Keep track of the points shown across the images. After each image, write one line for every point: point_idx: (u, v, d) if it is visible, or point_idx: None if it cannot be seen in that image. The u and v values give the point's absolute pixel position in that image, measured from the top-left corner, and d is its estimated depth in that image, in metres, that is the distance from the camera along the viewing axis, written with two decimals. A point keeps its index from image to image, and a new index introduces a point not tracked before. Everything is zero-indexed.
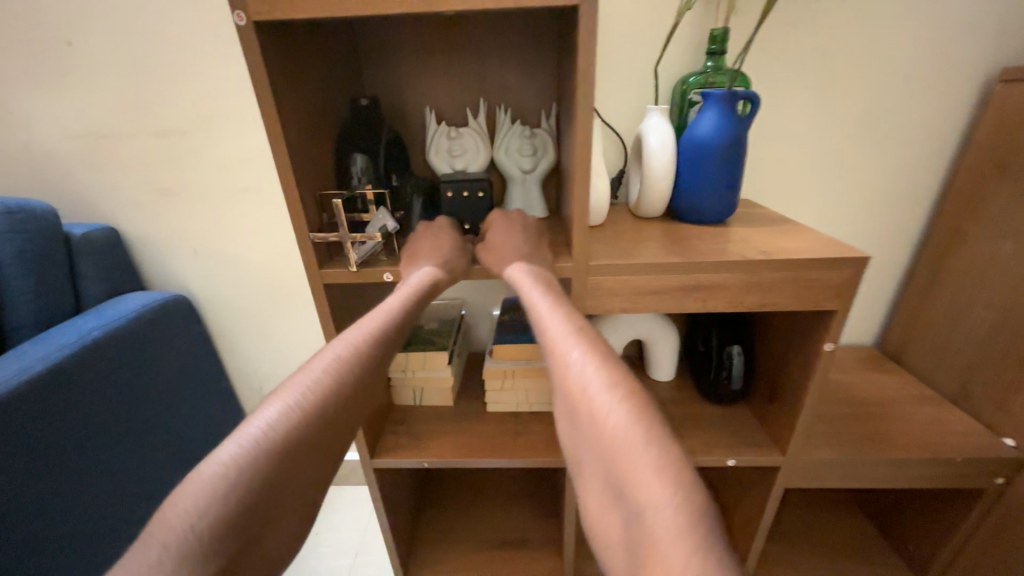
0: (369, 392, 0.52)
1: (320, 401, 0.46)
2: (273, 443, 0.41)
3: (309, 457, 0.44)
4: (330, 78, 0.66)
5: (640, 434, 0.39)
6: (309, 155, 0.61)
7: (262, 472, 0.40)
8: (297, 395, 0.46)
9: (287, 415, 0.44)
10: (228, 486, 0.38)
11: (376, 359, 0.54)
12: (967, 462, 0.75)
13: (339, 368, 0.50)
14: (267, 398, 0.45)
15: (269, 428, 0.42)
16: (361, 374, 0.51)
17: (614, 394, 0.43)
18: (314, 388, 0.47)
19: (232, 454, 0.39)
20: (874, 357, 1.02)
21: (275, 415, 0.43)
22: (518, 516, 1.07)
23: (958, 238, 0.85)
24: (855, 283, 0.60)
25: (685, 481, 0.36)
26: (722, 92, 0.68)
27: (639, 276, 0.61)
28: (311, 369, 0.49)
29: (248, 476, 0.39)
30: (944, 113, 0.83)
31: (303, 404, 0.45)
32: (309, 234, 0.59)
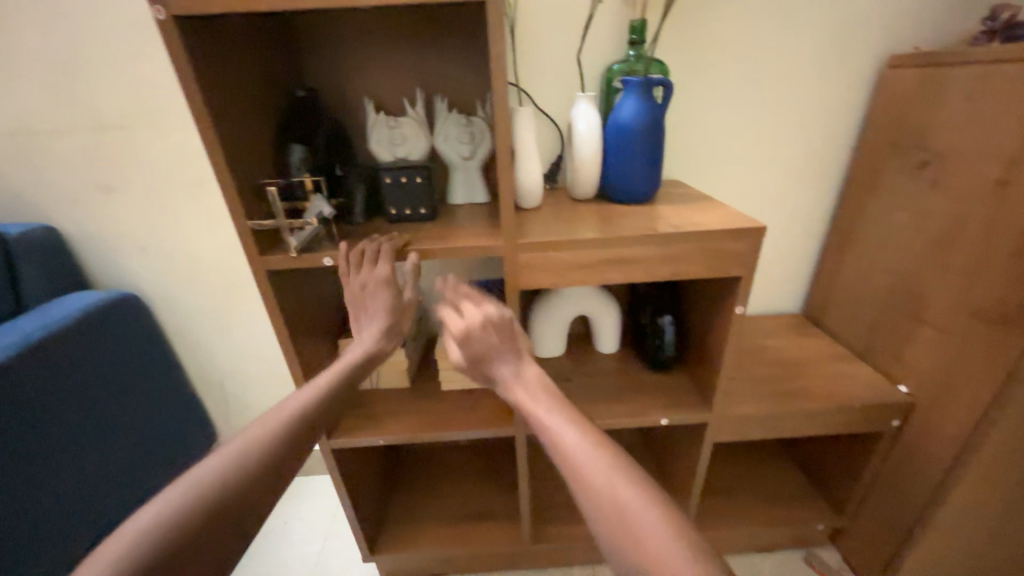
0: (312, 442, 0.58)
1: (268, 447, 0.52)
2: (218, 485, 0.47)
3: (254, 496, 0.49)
4: (264, 71, 0.68)
5: (590, 448, 0.53)
6: (245, 146, 0.63)
7: (204, 507, 0.45)
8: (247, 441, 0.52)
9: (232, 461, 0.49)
10: (171, 516, 0.43)
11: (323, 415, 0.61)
12: (868, 408, 0.84)
13: (297, 416, 0.57)
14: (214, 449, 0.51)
15: (216, 469, 0.48)
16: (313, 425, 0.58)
17: (564, 423, 0.56)
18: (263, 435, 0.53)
19: (184, 491, 0.45)
20: (799, 322, 1.12)
21: (218, 461, 0.49)
22: (480, 489, 1.12)
23: (861, 210, 0.94)
24: (756, 250, 0.67)
25: (630, 475, 0.50)
26: (639, 79, 0.73)
27: (565, 251, 0.67)
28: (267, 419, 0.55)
29: (190, 507, 0.44)
30: (846, 96, 0.91)
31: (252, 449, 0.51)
32: (246, 221, 0.61)
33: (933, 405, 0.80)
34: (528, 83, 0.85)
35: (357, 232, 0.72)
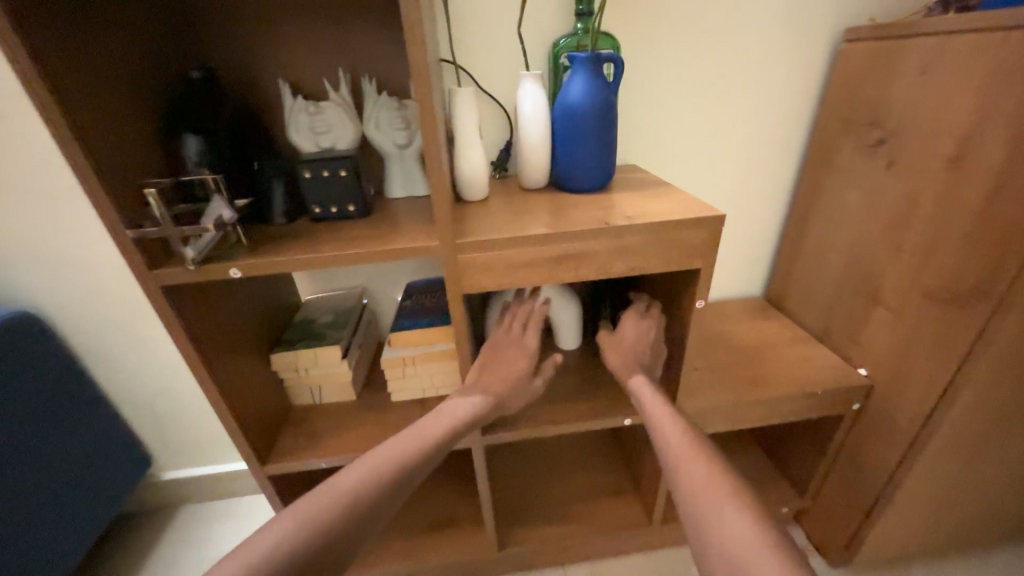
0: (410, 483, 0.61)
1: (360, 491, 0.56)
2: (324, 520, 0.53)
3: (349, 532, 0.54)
4: (144, 47, 0.57)
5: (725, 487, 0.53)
6: (118, 139, 0.52)
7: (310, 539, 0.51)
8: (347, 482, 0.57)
9: (334, 502, 0.54)
10: (284, 542, 0.50)
11: (434, 453, 0.65)
12: (828, 393, 0.83)
13: (385, 463, 0.60)
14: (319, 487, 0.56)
15: (325, 505, 0.54)
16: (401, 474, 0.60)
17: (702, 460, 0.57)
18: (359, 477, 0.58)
19: (300, 519, 0.52)
20: (761, 306, 1.10)
21: (327, 497, 0.55)
22: (443, 496, 1.06)
23: (818, 191, 0.92)
24: (714, 240, 0.62)
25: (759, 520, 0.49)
26: (587, 54, 0.66)
27: (510, 249, 0.60)
28: (363, 463, 0.60)
29: (297, 538, 0.50)
30: (803, 72, 0.88)
31: (349, 492, 0.56)
32: (125, 230, 0.51)
33: (889, 386, 0.80)
34: (467, 61, 0.77)
35: (274, 236, 0.63)
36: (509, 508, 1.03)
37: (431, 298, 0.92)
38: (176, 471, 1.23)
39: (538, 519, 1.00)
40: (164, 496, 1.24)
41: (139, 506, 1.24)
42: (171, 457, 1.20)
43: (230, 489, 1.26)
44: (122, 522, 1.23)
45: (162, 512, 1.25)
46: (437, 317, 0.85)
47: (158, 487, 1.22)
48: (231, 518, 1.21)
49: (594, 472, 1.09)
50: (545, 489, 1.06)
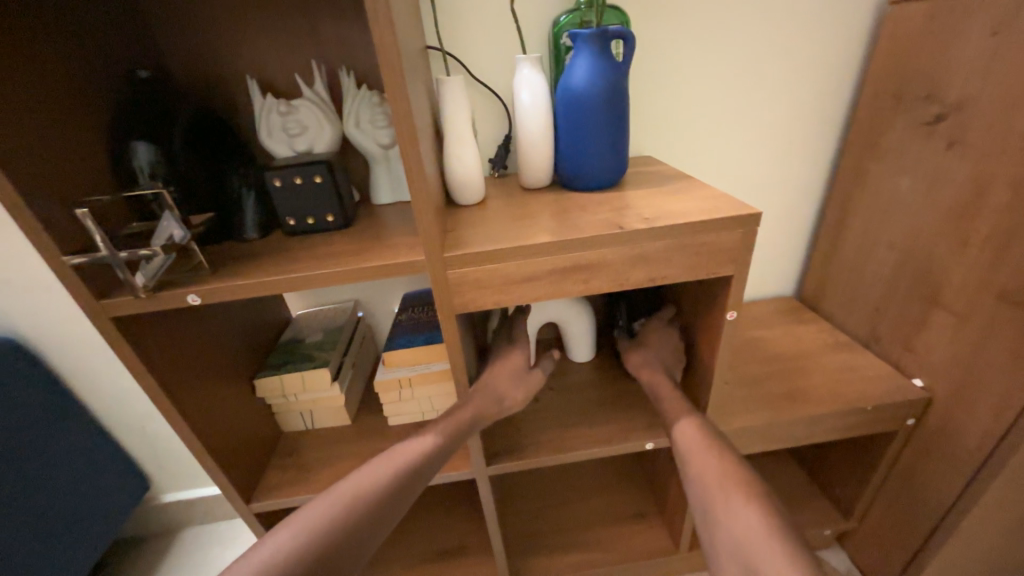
0: (392, 511, 0.56)
1: (330, 525, 0.52)
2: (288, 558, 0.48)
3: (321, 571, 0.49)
4: (85, 45, 0.50)
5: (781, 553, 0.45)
6: (49, 151, 0.45)
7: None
8: (316, 515, 0.52)
9: (303, 536, 0.50)
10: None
11: (417, 475, 0.59)
12: (879, 408, 0.73)
13: (363, 490, 0.55)
14: (293, 516, 0.52)
15: (289, 541, 0.49)
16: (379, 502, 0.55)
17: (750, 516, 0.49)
18: (331, 510, 0.53)
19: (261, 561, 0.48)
20: (794, 307, 1.00)
21: (295, 533, 0.50)
22: (452, 521, 0.99)
23: (860, 178, 0.81)
24: (749, 242, 0.53)
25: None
26: (591, 30, 0.57)
27: (509, 262, 0.52)
28: (341, 489, 0.55)
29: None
30: (840, 43, 0.77)
31: (319, 524, 0.51)
32: (62, 256, 0.44)
33: (953, 400, 0.70)
34: (457, 47, 0.68)
35: (241, 254, 0.56)
36: (522, 534, 0.95)
37: (428, 312, 0.84)
38: (177, 494, 1.18)
39: (554, 546, 0.92)
40: (165, 520, 1.20)
41: (142, 530, 1.20)
42: (171, 480, 1.16)
43: (233, 512, 1.21)
44: (126, 547, 1.19)
45: (165, 536, 1.21)
46: (434, 334, 0.77)
47: (159, 511, 1.18)
48: (236, 542, 1.17)
49: (614, 492, 1.01)
50: (561, 513, 0.98)
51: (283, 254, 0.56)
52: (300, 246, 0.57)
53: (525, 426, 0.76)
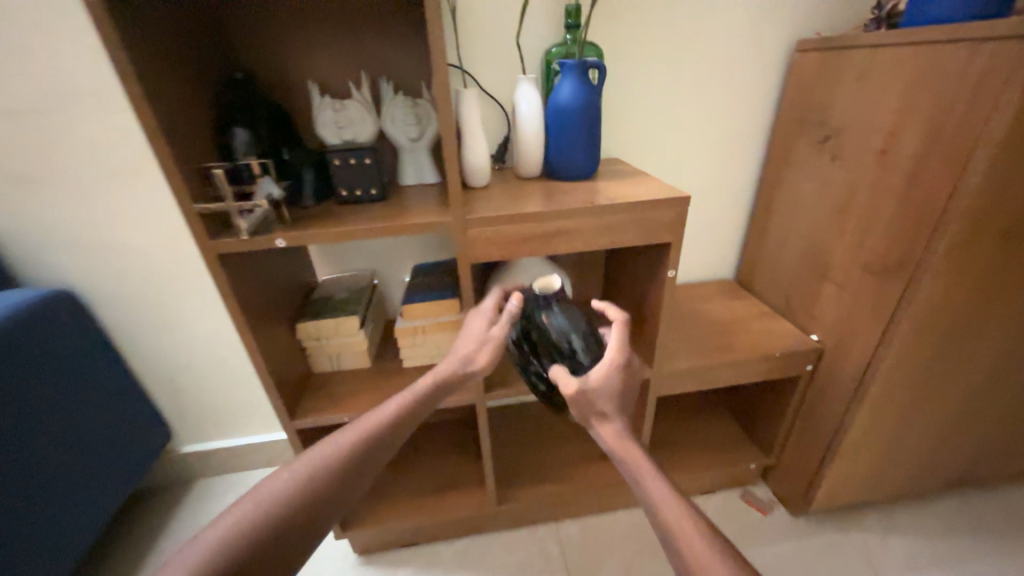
0: (359, 474, 0.62)
1: (300, 486, 0.57)
2: (259, 519, 0.53)
3: (294, 528, 0.55)
4: (194, 52, 0.66)
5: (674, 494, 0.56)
6: (182, 129, 0.61)
7: (242, 543, 0.51)
8: (287, 479, 0.57)
9: (274, 497, 0.55)
10: (209, 552, 0.49)
11: (382, 441, 0.65)
12: (785, 355, 0.96)
13: (331, 455, 0.61)
14: (262, 480, 0.57)
15: (258, 505, 0.54)
16: (349, 464, 0.61)
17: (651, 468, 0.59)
18: (298, 476, 0.58)
19: (228, 524, 0.52)
20: (732, 287, 1.23)
21: (261, 498, 0.55)
22: (448, 460, 1.16)
23: (778, 182, 1.05)
24: (682, 218, 0.74)
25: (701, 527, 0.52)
26: (575, 62, 0.78)
27: (512, 225, 0.71)
28: (309, 456, 0.60)
29: (225, 547, 0.50)
30: (763, 78, 1.01)
31: (288, 486, 0.56)
32: (193, 205, 0.61)
33: (837, 349, 0.93)
34: (470, 66, 0.88)
35: (307, 214, 0.73)
36: (508, 470, 1.13)
37: (436, 276, 1.02)
38: (194, 445, 1.31)
39: (534, 478, 1.11)
40: (181, 469, 1.32)
41: (160, 480, 1.32)
42: (191, 432, 1.29)
43: (246, 463, 1.34)
44: (144, 495, 1.31)
45: (182, 486, 1.33)
46: (443, 292, 0.96)
47: (178, 462, 1.31)
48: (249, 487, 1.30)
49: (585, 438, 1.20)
50: (540, 454, 1.17)
51: (341, 214, 0.73)
52: (354, 210, 0.75)
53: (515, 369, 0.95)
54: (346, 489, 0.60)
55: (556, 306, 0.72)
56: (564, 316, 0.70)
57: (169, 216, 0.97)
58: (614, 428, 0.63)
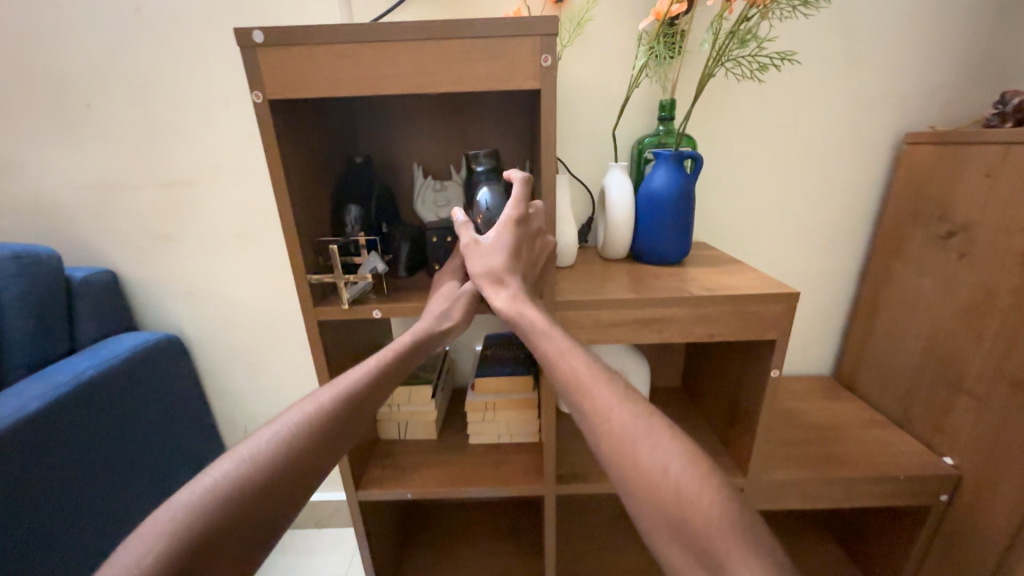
0: (331, 448, 0.52)
1: (278, 455, 0.47)
2: (226, 491, 0.43)
3: (269, 505, 0.45)
4: (328, 139, 0.75)
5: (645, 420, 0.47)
6: (307, 206, 0.68)
7: (208, 523, 0.41)
8: (261, 445, 0.48)
9: (245, 464, 0.45)
10: (163, 537, 0.38)
11: (361, 404, 0.57)
12: (911, 479, 0.81)
13: (307, 420, 0.51)
14: (232, 448, 0.47)
15: (226, 476, 0.44)
16: (330, 431, 0.52)
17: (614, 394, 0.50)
18: (274, 442, 0.48)
19: (188, 498, 0.42)
20: (832, 386, 1.10)
21: (231, 467, 0.45)
22: (502, 550, 1.05)
23: (888, 276, 0.96)
24: (790, 314, 0.68)
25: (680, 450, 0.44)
26: (670, 152, 0.78)
27: (602, 310, 0.69)
28: (283, 420, 0.51)
29: (185, 530, 0.39)
30: (866, 169, 0.96)
31: (263, 454, 0.47)
32: (306, 275, 0.66)
33: (982, 478, 0.77)
34: (562, 152, 0.93)
35: (401, 287, 0.76)
36: (568, 571, 1.01)
37: (509, 350, 1.01)
38: None
39: None
40: None
41: None
42: None
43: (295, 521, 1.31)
44: None
45: None
46: (517, 367, 0.93)
47: None
48: (288, 549, 1.23)
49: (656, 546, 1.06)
50: (604, 555, 1.04)
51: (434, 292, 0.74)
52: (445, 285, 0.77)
53: (588, 458, 0.88)
54: (326, 458, 0.51)
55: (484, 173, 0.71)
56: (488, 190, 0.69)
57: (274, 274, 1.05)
58: (517, 291, 0.62)
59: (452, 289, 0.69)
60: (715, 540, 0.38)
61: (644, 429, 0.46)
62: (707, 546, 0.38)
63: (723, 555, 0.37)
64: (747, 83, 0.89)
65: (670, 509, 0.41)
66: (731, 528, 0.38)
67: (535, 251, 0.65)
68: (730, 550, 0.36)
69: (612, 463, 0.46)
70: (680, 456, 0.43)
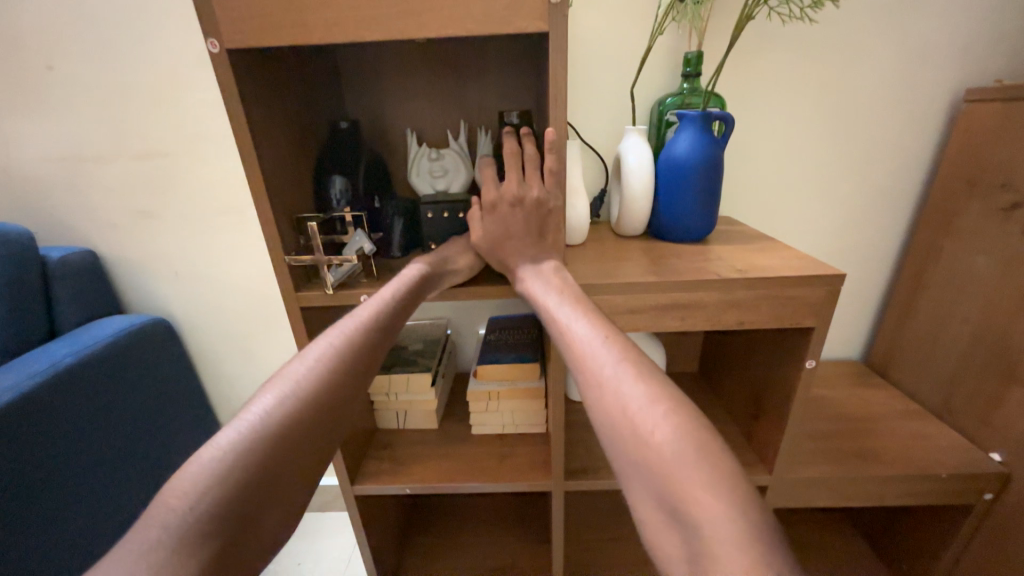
0: (355, 391, 0.49)
1: (314, 393, 0.45)
2: (269, 430, 0.41)
3: (309, 443, 0.43)
4: (306, 100, 0.66)
5: (654, 388, 0.42)
6: (284, 178, 0.60)
7: (257, 465, 0.39)
8: (291, 382, 0.45)
9: (283, 402, 0.43)
10: (214, 481, 0.37)
11: (377, 345, 0.53)
12: (953, 477, 0.74)
13: (332, 354, 0.48)
14: (263, 385, 0.44)
15: (265, 416, 0.42)
16: (354, 367, 0.49)
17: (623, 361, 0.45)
18: (309, 381, 0.45)
19: (231, 440, 0.40)
20: (861, 372, 1.02)
21: (272, 404, 0.43)
22: (508, 540, 1.02)
23: (934, 253, 0.86)
24: (832, 299, 0.60)
25: (689, 423, 0.39)
26: (698, 113, 0.69)
27: (618, 294, 0.61)
28: (307, 356, 0.48)
29: (235, 474, 0.38)
30: (916, 132, 0.85)
31: (300, 393, 0.44)
32: (284, 256, 0.59)
33: None
34: (573, 116, 0.83)
35: (393, 268, 0.68)
36: (575, 562, 0.97)
37: (515, 335, 0.94)
38: None
39: None
40: None
41: None
42: None
43: None
44: None
45: None
46: (522, 354, 0.86)
47: None
48: None
49: None
50: (612, 545, 1.00)
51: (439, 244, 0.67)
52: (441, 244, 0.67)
53: (598, 451, 0.82)
54: (354, 390, 0.49)
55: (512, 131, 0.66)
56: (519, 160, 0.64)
57: (261, 254, 0.98)
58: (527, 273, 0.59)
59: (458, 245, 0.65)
60: (684, 494, 0.35)
61: (638, 380, 0.43)
62: (675, 501, 0.35)
63: (690, 511, 0.34)
64: (795, 26, 0.77)
65: (649, 468, 0.38)
66: (706, 485, 0.34)
67: (537, 209, 0.60)
68: (700, 508, 0.34)
69: (597, 411, 0.44)
70: (669, 409, 0.40)
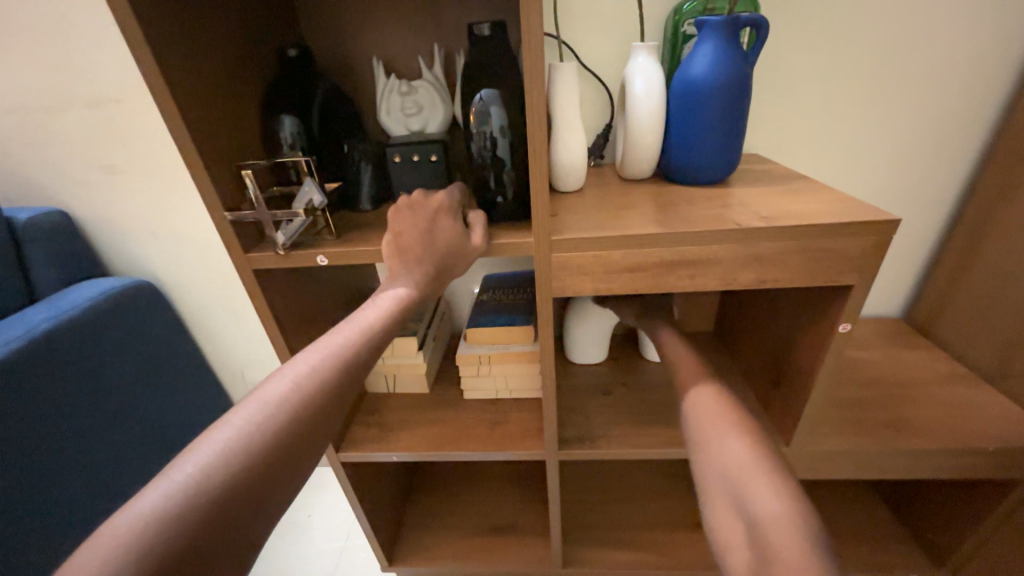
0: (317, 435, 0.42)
1: (266, 443, 0.38)
2: (206, 491, 0.34)
3: (257, 506, 0.37)
4: (240, 21, 0.55)
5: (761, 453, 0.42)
6: (214, 117, 0.51)
7: (187, 535, 0.32)
8: (238, 430, 0.38)
9: (227, 455, 0.36)
10: (127, 555, 0.30)
11: (353, 381, 0.47)
12: (1000, 451, 0.65)
13: (296, 395, 0.42)
14: (205, 434, 0.37)
15: (205, 473, 0.35)
16: (319, 407, 0.43)
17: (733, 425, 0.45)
18: (263, 430, 0.39)
19: (156, 502, 0.33)
20: (899, 330, 0.91)
21: (212, 458, 0.36)
22: (508, 498, 1.00)
23: (1006, 193, 0.72)
24: (878, 251, 0.49)
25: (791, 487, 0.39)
26: (721, 18, 0.54)
27: (612, 250, 0.52)
28: (261, 396, 0.41)
29: (155, 550, 0.31)
30: (1001, 39, 0.68)
31: (250, 442, 0.38)
32: (224, 212, 0.51)
33: None
34: (570, 35, 0.69)
35: (359, 224, 0.60)
36: (575, 523, 0.94)
37: (510, 294, 0.86)
38: None
39: (607, 542, 0.91)
40: None
41: None
42: None
43: None
44: None
45: None
46: (515, 315, 0.79)
47: None
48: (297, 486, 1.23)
49: (671, 499, 0.98)
50: (614, 507, 0.97)
51: (417, 210, 0.53)
52: (423, 208, 0.53)
53: (597, 419, 0.76)
54: (318, 439, 0.42)
55: (487, 46, 0.54)
56: (487, 97, 0.52)
57: None
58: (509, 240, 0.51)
59: (444, 235, 0.53)
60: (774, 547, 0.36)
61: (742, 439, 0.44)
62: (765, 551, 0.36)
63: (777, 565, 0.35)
64: None
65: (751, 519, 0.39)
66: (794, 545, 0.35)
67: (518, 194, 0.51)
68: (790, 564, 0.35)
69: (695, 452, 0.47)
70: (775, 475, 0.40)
